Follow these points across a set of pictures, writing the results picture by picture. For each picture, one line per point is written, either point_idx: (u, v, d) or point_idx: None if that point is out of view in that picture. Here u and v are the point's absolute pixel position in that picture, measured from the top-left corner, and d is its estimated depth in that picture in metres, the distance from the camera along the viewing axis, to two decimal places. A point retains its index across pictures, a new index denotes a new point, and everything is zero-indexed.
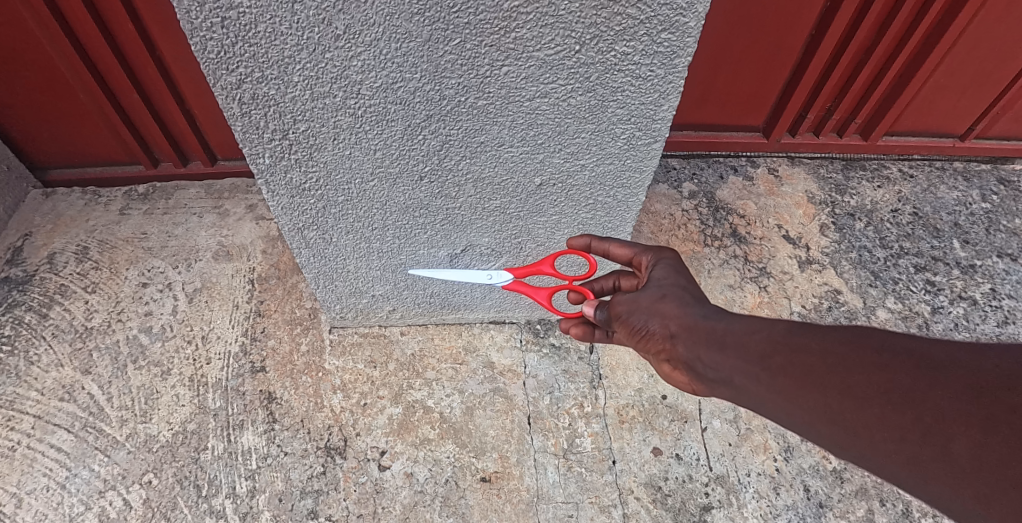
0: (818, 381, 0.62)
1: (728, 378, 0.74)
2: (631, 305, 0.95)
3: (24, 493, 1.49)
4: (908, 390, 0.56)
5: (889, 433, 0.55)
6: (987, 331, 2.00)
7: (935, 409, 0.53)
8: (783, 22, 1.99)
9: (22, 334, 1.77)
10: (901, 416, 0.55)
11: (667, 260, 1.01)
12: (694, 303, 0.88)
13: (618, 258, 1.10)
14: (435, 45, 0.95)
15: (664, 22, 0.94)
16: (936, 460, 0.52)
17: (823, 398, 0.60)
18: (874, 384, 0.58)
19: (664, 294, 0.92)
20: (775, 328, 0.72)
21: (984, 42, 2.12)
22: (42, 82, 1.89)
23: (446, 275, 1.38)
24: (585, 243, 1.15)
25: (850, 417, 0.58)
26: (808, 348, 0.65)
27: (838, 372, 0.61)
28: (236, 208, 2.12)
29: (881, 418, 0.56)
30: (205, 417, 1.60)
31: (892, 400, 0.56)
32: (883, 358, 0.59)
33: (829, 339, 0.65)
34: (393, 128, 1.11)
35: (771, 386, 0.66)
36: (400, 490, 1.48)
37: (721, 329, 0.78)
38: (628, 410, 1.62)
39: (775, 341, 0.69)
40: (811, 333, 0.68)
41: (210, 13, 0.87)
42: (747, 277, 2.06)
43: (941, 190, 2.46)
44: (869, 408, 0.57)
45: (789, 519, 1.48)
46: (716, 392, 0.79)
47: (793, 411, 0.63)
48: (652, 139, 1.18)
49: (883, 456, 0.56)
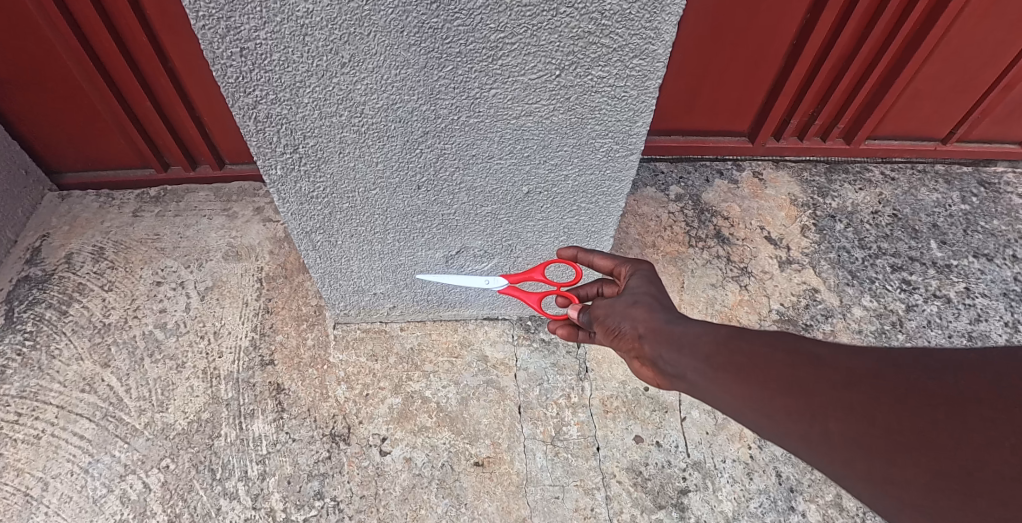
0: (745, 376, 0.72)
1: (682, 373, 0.84)
2: (609, 308, 1.08)
3: (49, 477, 1.61)
4: (805, 382, 0.66)
5: (789, 414, 0.65)
6: (959, 328, 2.11)
7: (822, 395, 0.63)
8: (763, 33, 2.09)
9: (43, 329, 1.89)
10: (797, 401, 0.65)
11: (643, 271, 1.13)
12: (661, 309, 0.99)
13: (601, 269, 1.21)
14: (430, 71, 1.06)
15: (635, 49, 1.05)
16: (819, 436, 0.62)
17: (747, 388, 0.70)
18: (782, 376, 0.68)
19: (636, 300, 1.03)
20: (720, 332, 0.83)
21: (959, 51, 2.22)
22: (61, 91, 2.00)
23: (451, 279, 1.49)
24: (572, 253, 1.26)
25: (765, 404, 0.68)
26: (741, 348, 0.76)
27: (760, 368, 0.71)
28: (244, 210, 2.23)
29: (784, 403, 0.66)
30: (218, 406, 1.71)
31: (792, 389, 0.66)
32: (792, 357, 0.70)
33: (757, 341, 0.76)
34: (394, 143, 1.22)
35: (713, 379, 0.76)
36: (399, 473, 1.59)
37: (679, 332, 0.89)
38: (613, 401, 1.74)
39: (719, 343, 0.80)
40: (745, 336, 0.78)
41: (230, 44, 0.98)
42: (729, 276, 2.17)
43: (921, 193, 2.56)
44: (778, 396, 0.67)
45: (762, 502, 1.59)
46: (675, 386, 0.89)
47: (724, 399, 0.73)
48: (628, 151, 1.29)
49: (783, 434, 0.65)
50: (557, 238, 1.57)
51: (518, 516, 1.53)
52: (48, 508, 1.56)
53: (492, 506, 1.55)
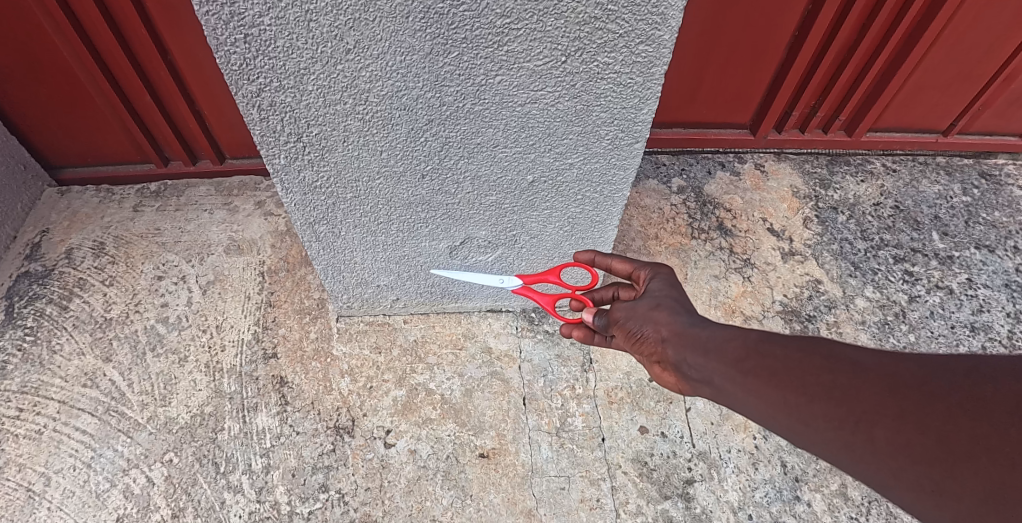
0: (779, 381, 0.72)
1: (709, 378, 0.84)
2: (629, 312, 1.07)
3: (51, 472, 1.60)
4: (846, 388, 0.65)
5: (830, 423, 0.64)
6: (962, 319, 2.10)
7: (865, 402, 0.62)
8: (766, 25, 2.09)
9: (43, 325, 1.88)
10: (839, 409, 0.64)
11: (662, 275, 1.13)
12: (683, 312, 1.00)
13: (619, 272, 1.21)
14: (436, 57, 1.05)
15: (642, 35, 1.05)
16: (864, 445, 0.61)
17: (783, 394, 0.70)
18: (821, 383, 0.67)
19: (657, 303, 1.04)
20: (748, 336, 0.83)
21: (961, 41, 2.21)
22: (60, 85, 1.99)
23: (464, 277, 1.53)
24: (590, 257, 1.26)
25: (802, 412, 0.67)
26: (775, 354, 0.76)
27: (796, 374, 0.71)
28: (245, 204, 2.22)
29: (824, 410, 0.65)
30: (221, 400, 1.71)
31: (833, 397, 0.65)
32: (832, 363, 0.69)
33: (792, 346, 0.75)
34: (398, 131, 1.21)
35: (745, 385, 0.76)
36: (404, 465, 1.59)
37: (704, 335, 0.89)
38: (617, 392, 1.74)
39: (749, 348, 0.80)
40: (777, 341, 0.78)
41: (234, 31, 0.97)
42: (732, 268, 2.17)
43: (923, 185, 2.56)
44: (817, 403, 0.66)
45: (767, 492, 1.59)
46: (700, 391, 0.90)
47: (760, 406, 0.73)
48: (633, 140, 1.29)
49: (826, 443, 0.64)
50: (561, 228, 1.56)
51: (524, 508, 1.53)
52: (51, 503, 1.55)
53: (498, 497, 1.54)
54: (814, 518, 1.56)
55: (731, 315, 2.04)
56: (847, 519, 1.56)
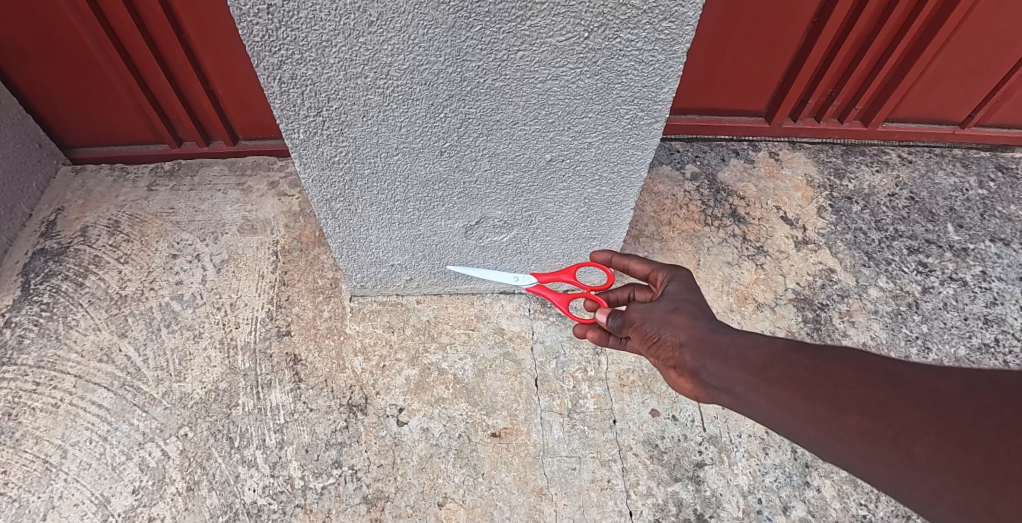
0: (807, 392, 0.71)
1: (729, 386, 0.84)
2: (645, 314, 1.08)
3: (68, 445, 1.62)
4: (883, 401, 0.64)
5: (865, 437, 0.63)
6: (975, 311, 2.08)
7: (903, 416, 0.61)
8: (786, 8, 2.04)
9: (59, 301, 1.89)
10: (876, 423, 0.63)
11: (681, 277, 1.13)
12: (704, 317, 0.99)
13: (637, 273, 1.21)
14: (458, 31, 1.05)
15: (665, 12, 1.03)
16: (902, 460, 0.60)
17: (811, 406, 0.69)
18: (853, 396, 0.66)
19: (676, 306, 1.04)
20: (774, 344, 0.82)
21: (985, 27, 2.16)
22: (76, 63, 1.99)
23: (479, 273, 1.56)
24: (607, 257, 1.28)
25: (834, 423, 0.67)
26: (803, 363, 0.75)
27: (826, 385, 0.70)
28: (258, 185, 2.22)
29: (859, 422, 0.64)
30: (235, 377, 1.72)
31: (870, 409, 0.64)
32: (864, 375, 0.68)
33: (820, 357, 0.74)
34: (418, 107, 1.21)
35: (769, 395, 0.75)
36: (417, 442, 1.60)
37: (725, 342, 0.89)
38: (629, 375, 1.74)
39: (774, 356, 0.79)
40: (804, 351, 0.77)
41: (257, 1, 0.97)
42: (745, 255, 2.16)
43: (938, 176, 2.52)
44: (850, 415, 0.65)
45: (776, 477, 1.59)
46: (717, 398, 0.90)
47: (786, 416, 0.72)
48: (653, 119, 1.28)
49: (862, 457, 0.64)
50: (577, 209, 1.57)
51: (535, 487, 1.54)
52: (67, 475, 1.57)
53: (508, 476, 1.56)
54: (823, 503, 1.56)
55: (743, 302, 2.04)
56: (856, 505, 1.57)
